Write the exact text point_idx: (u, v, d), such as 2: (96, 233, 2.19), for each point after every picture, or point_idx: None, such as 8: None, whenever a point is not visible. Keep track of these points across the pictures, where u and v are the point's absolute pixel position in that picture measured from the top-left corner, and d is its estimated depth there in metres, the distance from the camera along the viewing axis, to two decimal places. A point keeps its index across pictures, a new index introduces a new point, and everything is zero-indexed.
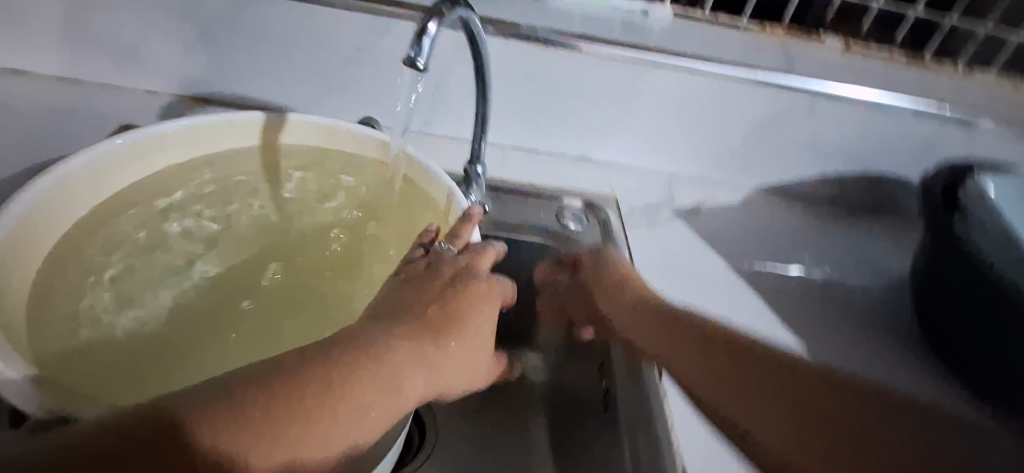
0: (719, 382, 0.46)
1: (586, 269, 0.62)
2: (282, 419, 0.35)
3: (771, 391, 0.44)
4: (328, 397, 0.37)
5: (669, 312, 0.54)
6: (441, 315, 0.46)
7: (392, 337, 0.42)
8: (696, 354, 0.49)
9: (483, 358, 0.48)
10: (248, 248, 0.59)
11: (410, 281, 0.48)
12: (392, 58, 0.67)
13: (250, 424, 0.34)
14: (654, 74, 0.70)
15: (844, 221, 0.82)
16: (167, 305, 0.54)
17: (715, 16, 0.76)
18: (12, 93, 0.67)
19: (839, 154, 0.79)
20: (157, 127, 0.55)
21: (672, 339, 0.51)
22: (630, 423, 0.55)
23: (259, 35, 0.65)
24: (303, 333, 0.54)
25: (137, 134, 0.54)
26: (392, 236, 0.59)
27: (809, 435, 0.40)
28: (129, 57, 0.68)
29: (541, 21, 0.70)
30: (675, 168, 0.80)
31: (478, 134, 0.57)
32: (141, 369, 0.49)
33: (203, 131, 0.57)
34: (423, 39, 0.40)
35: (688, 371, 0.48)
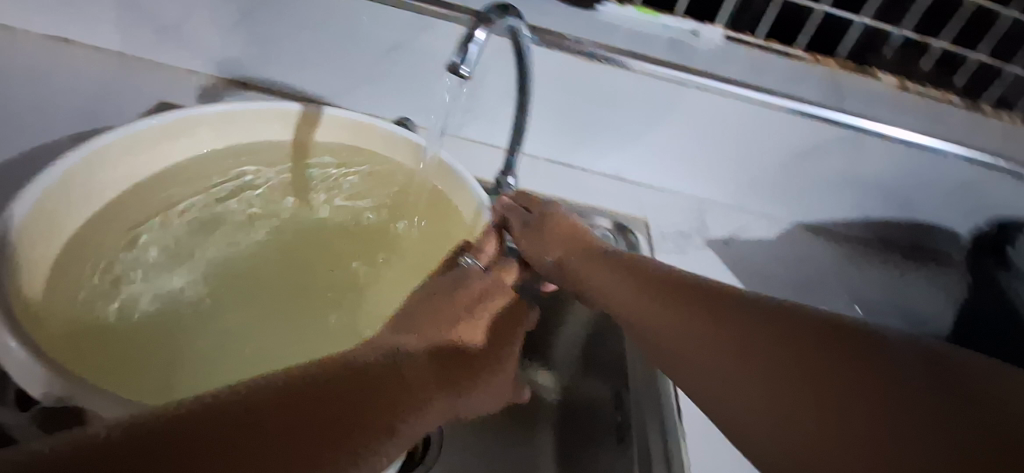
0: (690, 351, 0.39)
1: (534, 213, 0.54)
2: (319, 427, 0.30)
3: (756, 345, 0.37)
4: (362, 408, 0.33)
5: (627, 256, 0.48)
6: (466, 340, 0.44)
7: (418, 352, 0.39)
8: (661, 303, 0.42)
9: (506, 384, 0.46)
10: (276, 251, 0.59)
11: (431, 293, 0.45)
12: (433, 57, 0.66)
13: (286, 425, 0.30)
14: (703, 97, 0.67)
15: (884, 264, 0.79)
16: (188, 294, 0.54)
17: (767, 42, 0.74)
18: (57, 63, 0.68)
19: (883, 194, 0.76)
20: (194, 111, 0.55)
21: (634, 285, 0.45)
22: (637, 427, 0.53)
23: (301, 24, 0.65)
24: (330, 342, 0.54)
25: (176, 115, 0.54)
26: (421, 246, 0.59)
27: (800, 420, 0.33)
28: (171, 36, 0.68)
29: (587, 33, 0.68)
30: (711, 194, 0.78)
31: (511, 145, 0.56)
32: (157, 356, 0.49)
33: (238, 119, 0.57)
34: (470, 45, 0.39)
35: (655, 325, 0.42)
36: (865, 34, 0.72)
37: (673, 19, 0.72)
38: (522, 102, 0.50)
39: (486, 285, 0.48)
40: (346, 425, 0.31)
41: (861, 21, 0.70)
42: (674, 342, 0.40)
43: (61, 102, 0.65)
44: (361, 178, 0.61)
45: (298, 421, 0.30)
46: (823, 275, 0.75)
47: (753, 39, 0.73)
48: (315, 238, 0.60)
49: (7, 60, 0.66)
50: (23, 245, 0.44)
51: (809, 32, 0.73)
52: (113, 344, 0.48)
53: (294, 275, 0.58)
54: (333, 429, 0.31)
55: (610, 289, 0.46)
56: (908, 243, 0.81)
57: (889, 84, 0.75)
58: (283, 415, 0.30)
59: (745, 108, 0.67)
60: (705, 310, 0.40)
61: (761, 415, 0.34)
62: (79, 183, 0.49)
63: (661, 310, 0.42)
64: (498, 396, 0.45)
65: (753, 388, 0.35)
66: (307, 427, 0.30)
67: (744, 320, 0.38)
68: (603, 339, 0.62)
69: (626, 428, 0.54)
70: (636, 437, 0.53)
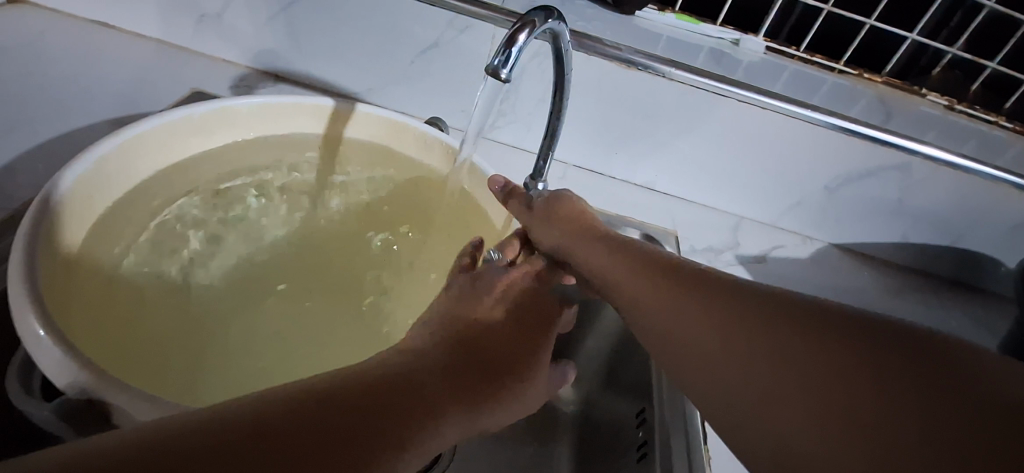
0: (681, 344, 0.39)
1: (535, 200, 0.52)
2: (355, 431, 0.30)
3: (744, 345, 0.36)
4: (392, 418, 0.32)
5: (621, 243, 0.47)
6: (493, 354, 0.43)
7: (440, 367, 0.38)
8: (657, 292, 0.42)
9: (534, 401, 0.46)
10: (305, 252, 0.59)
11: (458, 297, 0.46)
12: (468, 59, 0.65)
13: (316, 435, 0.28)
14: (739, 110, 0.65)
15: (923, 292, 0.76)
16: (207, 290, 0.54)
17: (811, 56, 0.71)
18: (98, 46, 0.69)
19: (924, 220, 0.73)
20: (227, 103, 0.54)
21: (632, 273, 0.44)
22: (661, 427, 0.52)
23: (338, 19, 0.64)
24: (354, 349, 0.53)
25: (208, 108, 0.53)
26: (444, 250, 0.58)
27: (779, 421, 0.33)
28: (209, 25, 0.68)
29: (626, 39, 0.67)
30: (744, 209, 0.76)
31: (543, 149, 0.54)
32: (182, 355, 0.49)
33: (266, 111, 0.56)
34: (512, 48, 0.37)
35: (648, 321, 0.41)
36: (915, 52, 0.70)
37: (713, 28, 0.70)
38: (559, 108, 0.49)
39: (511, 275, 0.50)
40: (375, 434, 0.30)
41: (912, 39, 0.67)
42: (668, 339, 0.40)
43: (99, 85, 0.66)
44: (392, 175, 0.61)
45: (327, 430, 0.29)
46: (862, 299, 0.72)
47: (796, 52, 0.71)
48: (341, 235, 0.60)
49: (52, 42, 0.68)
50: (58, 227, 0.44)
51: (856, 48, 0.70)
52: (139, 336, 0.48)
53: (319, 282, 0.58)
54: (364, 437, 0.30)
55: (603, 265, 0.46)
56: (949, 271, 0.78)
57: (937, 105, 0.72)
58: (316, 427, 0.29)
59: (787, 124, 0.65)
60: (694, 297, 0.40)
61: (748, 422, 0.34)
62: (113, 166, 0.49)
63: (654, 290, 0.42)
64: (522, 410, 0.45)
65: (735, 370, 0.36)
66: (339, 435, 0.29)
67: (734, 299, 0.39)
68: (628, 354, 0.61)
69: (648, 443, 0.52)
70: (658, 454, 0.50)
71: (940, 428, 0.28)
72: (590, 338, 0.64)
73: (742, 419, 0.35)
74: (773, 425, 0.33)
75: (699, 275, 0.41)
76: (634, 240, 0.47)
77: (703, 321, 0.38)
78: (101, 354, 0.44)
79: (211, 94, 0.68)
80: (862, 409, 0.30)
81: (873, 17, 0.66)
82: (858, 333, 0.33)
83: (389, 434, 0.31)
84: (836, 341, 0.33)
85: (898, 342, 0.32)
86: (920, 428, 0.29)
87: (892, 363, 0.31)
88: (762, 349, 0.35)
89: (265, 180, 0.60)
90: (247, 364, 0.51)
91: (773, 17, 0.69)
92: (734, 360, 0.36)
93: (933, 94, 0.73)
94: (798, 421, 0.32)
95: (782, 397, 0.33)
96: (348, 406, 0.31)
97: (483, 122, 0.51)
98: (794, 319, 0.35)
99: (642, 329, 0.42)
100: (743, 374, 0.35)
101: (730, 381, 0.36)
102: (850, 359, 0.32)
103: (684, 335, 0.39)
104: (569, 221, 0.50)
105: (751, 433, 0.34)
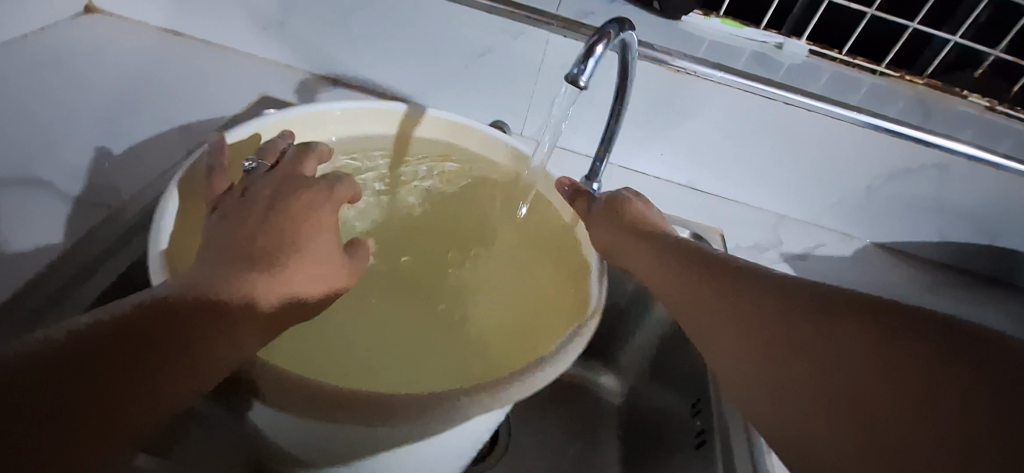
0: (728, 340, 0.40)
1: (600, 200, 0.51)
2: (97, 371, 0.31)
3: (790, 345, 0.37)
4: (138, 320, 0.33)
5: (673, 240, 0.47)
6: (584, 335, 0.41)
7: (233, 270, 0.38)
8: (703, 288, 0.43)
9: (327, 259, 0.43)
10: (407, 238, 0.57)
11: (249, 204, 0.43)
12: (522, 62, 0.68)
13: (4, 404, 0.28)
14: (784, 112, 0.67)
15: (966, 289, 0.77)
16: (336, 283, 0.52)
17: (852, 58, 0.73)
18: (168, 52, 0.73)
19: (966, 218, 0.74)
20: (315, 107, 0.54)
21: (679, 270, 0.45)
22: (718, 418, 0.51)
23: (398, 25, 0.67)
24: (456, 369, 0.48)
25: (293, 113, 0.53)
26: (519, 246, 0.57)
27: (819, 422, 0.34)
28: (273, 31, 0.72)
29: (673, 43, 0.69)
30: (786, 209, 0.78)
31: (600, 151, 0.56)
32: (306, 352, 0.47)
33: (351, 113, 0.56)
34: (589, 58, 0.39)
35: (695, 318, 0.42)
36: (955, 54, 0.71)
37: (756, 32, 0.73)
38: (620, 110, 0.51)
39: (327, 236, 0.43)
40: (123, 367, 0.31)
41: (954, 41, 0.69)
42: (715, 338, 0.41)
43: (169, 88, 0.70)
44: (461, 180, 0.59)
45: (104, 345, 0.31)
46: (901, 296, 0.72)
47: (838, 54, 0.73)
48: (435, 220, 0.58)
49: (127, 49, 0.72)
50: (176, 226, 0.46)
51: (897, 50, 0.72)
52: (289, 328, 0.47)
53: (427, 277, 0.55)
54: (112, 361, 0.31)
55: (653, 267, 0.47)
56: (987, 270, 0.79)
57: (977, 105, 0.74)
58: (56, 385, 0.29)
59: (832, 125, 0.67)
60: (735, 294, 0.41)
61: (791, 422, 0.36)
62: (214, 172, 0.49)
63: (701, 286, 0.43)
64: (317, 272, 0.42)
65: (773, 365, 0.37)
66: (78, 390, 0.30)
67: (786, 290, 0.39)
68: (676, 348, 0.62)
69: (706, 432, 0.52)
70: (716, 440, 0.50)
71: (984, 449, 0.28)
72: (637, 333, 0.65)
73: (775, 411, 0.36)
74: (810, 420, 0.35)
75: (747, 273, 0.42)
76: (684, 239, 0.48)
77: (749, 319, 0.39)
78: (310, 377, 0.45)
79: (274, 98, 0.71)
80: (901, 415, 0.31)
81: (916, 19, 0.69)
82: (909, 328, 0.33)
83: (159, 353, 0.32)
84: (887, 340, 0.33)
85: (949, 338, 0.32)
86: (954, 435, 0.29)
87: (938, 362, 0.31)
88: (804, 345, 0.36)
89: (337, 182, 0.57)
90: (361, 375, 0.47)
91: (817, 20, 0.71)
92: (770, 357, 0.37)
93: (973, 95, 0.74)
94: (841, 424, 0.33)
95: (822, 396, 0.34)
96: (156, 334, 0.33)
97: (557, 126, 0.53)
98: (840, 313, 0.36)
99: (688, 323, 0.43)
100: (779, 369, 0.37)
101: (767, 377, 0.37)
102: (898, 360, 0.32)
103: (729, 334, 0.40)
104: (624, 220, 0.50)
105: (787, 426, 0.36)
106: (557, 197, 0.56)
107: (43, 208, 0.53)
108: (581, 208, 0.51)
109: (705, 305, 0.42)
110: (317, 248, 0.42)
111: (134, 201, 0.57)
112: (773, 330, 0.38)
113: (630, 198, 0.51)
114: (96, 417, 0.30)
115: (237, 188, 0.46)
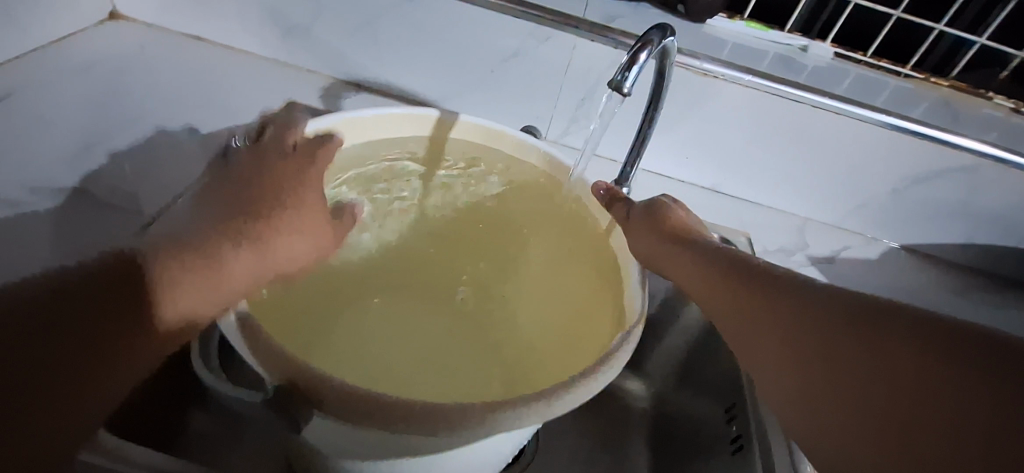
0: (765, 353, 0.39)
1: (637, 208, 0.51)
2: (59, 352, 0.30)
3: (828, 361, 0.36)
4: (88, 296, 0.32)
5: (712, 247, 0.46)
6: (631, 342, 0.41)
7: (212, 233, 0.37)
8: (743, 298, 0.41)
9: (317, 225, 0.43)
10: (432, 260, 0.61)
11: (250, 184, 0.43)
12: (548, 67, 0.68)
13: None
14: (811, 115, 0.67)
15: (993, 292, 0.76)
16: (353, 281, 0.58)
17: (876, 60, 0.73)
18: (193, 59, 0.74)
19: (993, 220, 0.74)
20: (357, 113, 0.53)
21: (717, 279, 0.44)
22: (757, 425, 0.50)
23: (424, 31, 0.68)
24: (463, 380, 0.54)
25: (330, 120, 0.52)
26: (555, 261, 0.57)
27: (848, 438, 0.34)
28: (297, 37, 0.72)
29: (699, 46, 0.69)
30: (811, 211, 0.77)
31: (631, 156, 0.56)
32: (325, 344, 0.53)
33: (395, 118, 0.55)
34: (632, 66, 0.40)
35: (731, 329, 0.42)
36: (982, 56, 0.71)
37: (781, 35, 0.73)
38: (654, 114, 0.51)
39: (322, 176, 0.46)
40: (88, 333, 0.31)
41: (981, 43, 0.68)
42: (751, 348, 0.40)
43: (196, 94, 0.70)
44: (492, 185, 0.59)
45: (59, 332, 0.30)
46: (928, 299, 0.72)
47: (862, 57, 0.73)
48: (460, 241, 0.61)
49: (154, 55, 0.73)
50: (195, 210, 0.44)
51: (923, 52, 0.72)
52: (312, 322, 0.53)
53: (446, 291, 0.61)
54: (70, 341, 0.30)
55: (690, 275, 0.46)
56: (1015, 273, 0.79)
57: (1002, 107, 0.74)
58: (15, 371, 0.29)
59: (860, 128, 0.67)
60: (770, 301, 0.40)
61: (823, 435, 0.35)
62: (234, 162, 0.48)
63: (740, 296, 0.42)
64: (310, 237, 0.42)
65: (808, 375, 0.37)
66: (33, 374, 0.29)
67: (832, 300, 0.38)
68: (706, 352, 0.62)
69: (744, 437, 0.52)
70: (755, 446, 0.49)
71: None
72: (667, 336, 0.66)
73: (807, 423, 0.36)
74: (843, 432, 0.34)
75: (791, 283, 0.40)
76: (723, 247, 0.47)
77: (789, 332, 0.38)
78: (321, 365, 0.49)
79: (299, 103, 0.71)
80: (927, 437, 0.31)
81: (942, 21, 0.68)
82: (947, 344, 0.33)
83: (123, 313, 0.32)
84: (929, 362, 0.33)
85: (989, 358, 0.32)
86: (984, 454, 0.29)
87: (975, 382, 0.31)
88: (844, 361, 0.35)
89: (372, 190, 0.58)
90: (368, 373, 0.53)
91: (843, 22, 0.71)
92: (805, 372, 0.37)
93: (998, 96, 0.74)
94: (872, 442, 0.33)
95: (851, 413, 0.34)
96: (116, 294, 0.32)
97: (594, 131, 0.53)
98: (878, 325, 0.35)
99: (726, 333, 0.42)
100: (813, 381, 0.36)
101: (800, 390, 0.37)
102: (935, 383, 0.32)
103: (765, 346, 0.39)
104: (662, 228, 0.49)
105: (819, 437, 0.35)
106: (592, 203, 0.55)
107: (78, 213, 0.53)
108: (619, 215, 0.51)
109: (741, 316, 0.41)
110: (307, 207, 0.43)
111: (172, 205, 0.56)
112: (811, 345, 0.37)
113: (670, 207, 0.50)
114: (70, 384, 0.30)
115: (244, 163, 0.45)
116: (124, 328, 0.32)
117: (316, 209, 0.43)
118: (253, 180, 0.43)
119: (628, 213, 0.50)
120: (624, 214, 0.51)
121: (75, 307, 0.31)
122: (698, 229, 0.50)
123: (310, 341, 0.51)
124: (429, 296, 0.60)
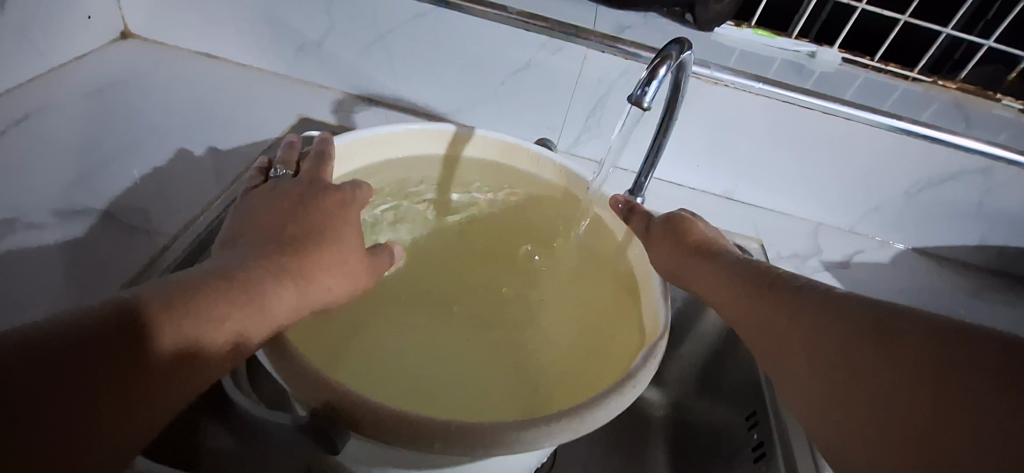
0: (790, 365, 0.39)
1: (658, 222, 0.51)
2: (90, 380, 0.28)
3: (849, 369, 0.36)
4: (127, 320, 0.30)
5: (736, 259, 0.46)
6: (656, 355, 0.41)
7: (252, 260, 0.36)
8: (765, 309, 0.41)
9: (358, 261, 0.42)
10: (459, 277, 0.62)
11: (274, 205, 0.42)
12: (559, 78, 0.68)
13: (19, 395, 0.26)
14: (821, 120, 0.67)
15: (1007, 293, 0.76)
16: (380, 297, 0.58)
17: (885, 65, 0.74)
18: (206, 77, 0.74)
19: (1006, 221, 0.74)
20: (381, 130, 0.54)
21: (738, 290, 0.44)
22: (780, 433, 0.50)
23: (436, 45, 0.68)
24: (473, 401, 0.53)
25: (356, 135, 0.53)
26: (577, 278, 0.57)
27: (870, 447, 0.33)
28: (310, 53, 0.72)
29: (710, 54, 0.69)
30: (823, 216, 0.78)
31: (646, 167, 0.56)
32: (347, 351, 0.52)
33: (414, 134, 0.56)
34: (652, 81, 0.41)
35: (757, 341, 0.42)
36: (990, 58, 0.71)
37: (788, 42, 0.73)
38: (668, 125, 0.51)
39: (358, 207, 0.45)
40: (116, 366, 0.29)
41: (989, 45, 0.69)
42: (777, 360, 0.40)
43: (209, 110, 0.70)
44: (509, 198, 0.59)
45: (93, 358, 0.28)
46: (941, 301, 0.72)
47: (870, 62, 0.73)
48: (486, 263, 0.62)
49: (167, 73, 0.73)
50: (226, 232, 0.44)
51: (931, 56, 0.72)
52: (343, 334, 0.53)
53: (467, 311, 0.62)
54: (105, 369, 0.28)
55: (713, 287, 0.46)
56: None
57: (1012, 108, 0.74)
58: (45, 401, 0.26)
59: (871, 133, 0.67)
60: (792, 310, 0.40)
61: (845, 446, 0.35)
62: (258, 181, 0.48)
63: (763, 306, 0.41)
64: (350, 274, 0.41)
65: (829, 384, 0.36)
66: (65, 402, 0.27)
67: (852, 306, 0.37)
68: (724, 360, 0.62)
69: (766, 445, 0.52)
70: (778, 453, 0.50)
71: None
72: (684, 344, 0.66)
73: (831, 432, 0.36)
74: (873, 440, 0.33)
75: (812, 292, 0.40)
76: (748, 258, 0.46)
77: (811, 341, 0.38)
78: (352, 383, 0.49)
79: (312, 118, 0.71)
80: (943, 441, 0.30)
81: (949, 26, 0.69)
82: (970, 339, 0.32)
83: (152, 344, 0.30)
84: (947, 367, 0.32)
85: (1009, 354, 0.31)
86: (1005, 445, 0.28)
87: (990, 386, 0.30)
88: (864, 368, 0.35)
89: (390, 206, 0.58)
90: (383, 385, 0.53)
91: (850, 28, 0.72)
92: (828, 380, 0.36)
93: (1007, 98, 0.74)
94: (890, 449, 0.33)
95: (871, 420, 0.34)
96: (145, 327, 0.30)
97: (614, 146, 0.53)
98: (897, 328, 0.35)
99: (753, 346, 0.42)
100: (835, 391, 0.36)
101: (821, 399, 0.37)
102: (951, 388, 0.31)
103: (790, 357, 0.39)
104: (683, 240, 0.49)
105: (839, 444, 0.35)
106: (613, 216, 0.55)
107: (96, 232, 0.53)
108: (639, 228, 0.51)
109: (764, 327, 0.41)
110: (340, 232, 0.41)
111: (191, 224, 0.56)
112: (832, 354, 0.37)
113: (692, 223, 0.50)
114: (100, 415, 0.28)
115: (267, 184, 0.45)
116: (149, 366, 0.30)
117: (354, 240, 0.42)
118: (273, 201, 0.43)
119: (649, 226, 0.51)
120: (644, 227, 0.52)
121: (107, 331, 0.29)
122: (720, 243, 0.50)
123: (336, 351, 0.51)
124: (453, 315, 0.62)
